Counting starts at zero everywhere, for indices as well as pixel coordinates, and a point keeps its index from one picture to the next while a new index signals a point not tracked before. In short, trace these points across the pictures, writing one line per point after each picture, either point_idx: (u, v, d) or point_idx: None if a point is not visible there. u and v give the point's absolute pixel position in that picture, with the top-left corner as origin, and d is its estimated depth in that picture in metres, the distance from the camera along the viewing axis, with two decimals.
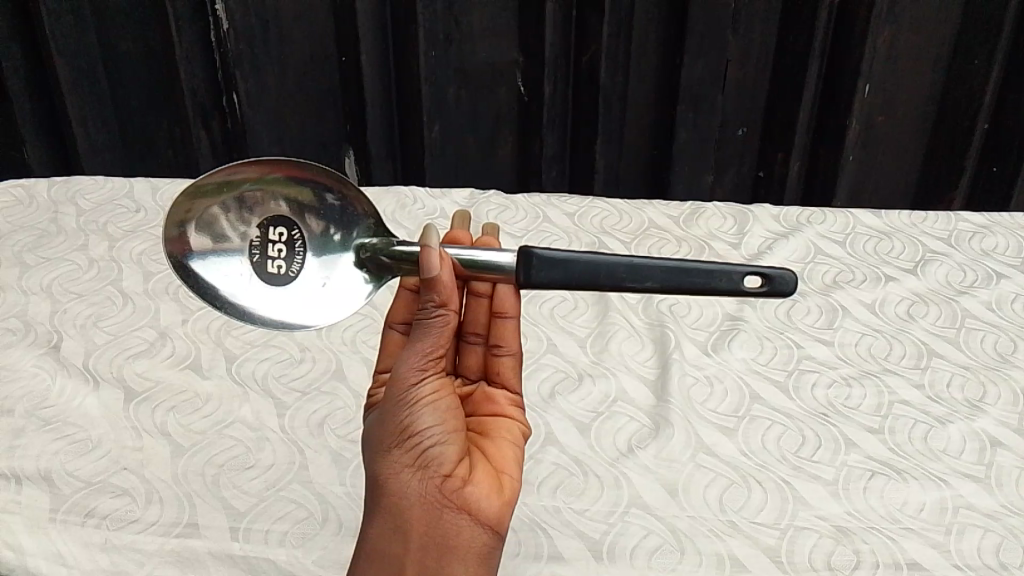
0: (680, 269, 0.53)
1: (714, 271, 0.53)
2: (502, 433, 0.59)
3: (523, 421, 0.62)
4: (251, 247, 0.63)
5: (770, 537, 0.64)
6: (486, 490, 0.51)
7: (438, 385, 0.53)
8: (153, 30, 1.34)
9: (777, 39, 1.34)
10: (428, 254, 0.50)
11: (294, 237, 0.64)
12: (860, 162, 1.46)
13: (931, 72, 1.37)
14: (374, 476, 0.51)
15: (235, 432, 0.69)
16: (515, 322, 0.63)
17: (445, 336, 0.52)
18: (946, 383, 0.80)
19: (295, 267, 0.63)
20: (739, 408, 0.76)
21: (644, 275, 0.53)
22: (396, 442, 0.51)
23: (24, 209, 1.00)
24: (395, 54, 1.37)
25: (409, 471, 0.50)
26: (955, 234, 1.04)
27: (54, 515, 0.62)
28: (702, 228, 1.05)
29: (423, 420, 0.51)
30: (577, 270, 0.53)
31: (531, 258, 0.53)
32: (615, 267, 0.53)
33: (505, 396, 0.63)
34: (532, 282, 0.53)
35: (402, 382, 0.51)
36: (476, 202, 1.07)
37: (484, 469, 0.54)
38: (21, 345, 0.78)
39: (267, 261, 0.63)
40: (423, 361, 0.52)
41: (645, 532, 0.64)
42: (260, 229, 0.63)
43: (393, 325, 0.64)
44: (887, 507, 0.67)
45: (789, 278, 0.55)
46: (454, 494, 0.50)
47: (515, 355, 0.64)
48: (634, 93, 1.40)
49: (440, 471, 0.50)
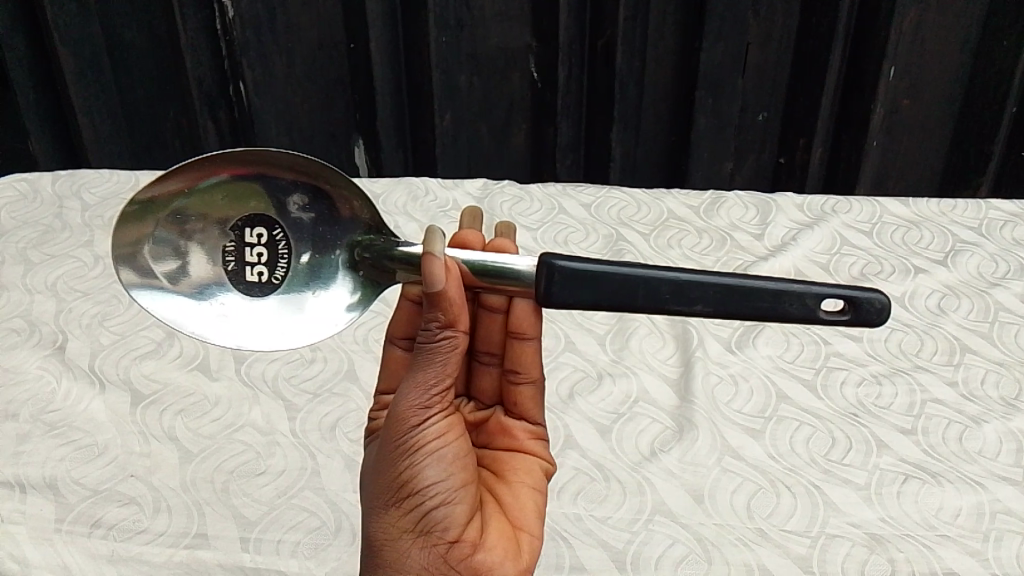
0: (738, 290, 0.49)
1: (781, 293, 0.49)
2: (520, 478, 0.58)
3: (545, 457, 0.61)
4: (226, 254, 0.59)
5: (801, 546, 0.61)
6: (499, 555, 0.51)
7: (443, 426, 0.51)
8: (158, 17, 1.31)
9: (800, 21, 1.30)
10: (433, 269, 0.48)
11: (275, 237, 0.60)
12: (884, 148, 1.42)
13: (959, 54, 1.32)
14: (376, 534, 0.50)
15: (246, 437, 0.67)
16: (535, 344, 0.60)
17: (451, 366, 0.50)
18: (981, 380, 0.77)
19: (278, 274, 0.60)
20: (766, 409, 0.73)
21: (693, 298, 0.49)
22: (397, 498, 0.50)
23: (29, 204, 0.98)
24: (406, 40, 1.34)
25: (412, 534, 0.50)
26: (986, 223, 1.01)
27: (59, 526, 0.60)
28: (724, 219, 1.02)
29: (428, 474, 0.50)
30: (610, 286, 0.49)
31: (555, 272, 0.49)
32: (657, 285, 0.49)
33: (524, 428, 0.61)
34: (561, 298, 0.49)
35: (405, 429, 0.50)
36: (490, 193, 1.05)
37: (499, 526, 0.53)
38: (26, 346, 0.76)
39: (245, 269, 0.60)
40: (427, 400, 0.50)
41: (671, 541, 0.61)
42: (230, 233, 0.59)
43: (396, 342, 0.62)
44: (923, 513, 0.64)
45: (881, 302, 0.50)
46: (461, 563, 0.50)
47: (536, 382, 0.62)
48: (652, 77, 1.36)
49: (446, 537, 0.50)
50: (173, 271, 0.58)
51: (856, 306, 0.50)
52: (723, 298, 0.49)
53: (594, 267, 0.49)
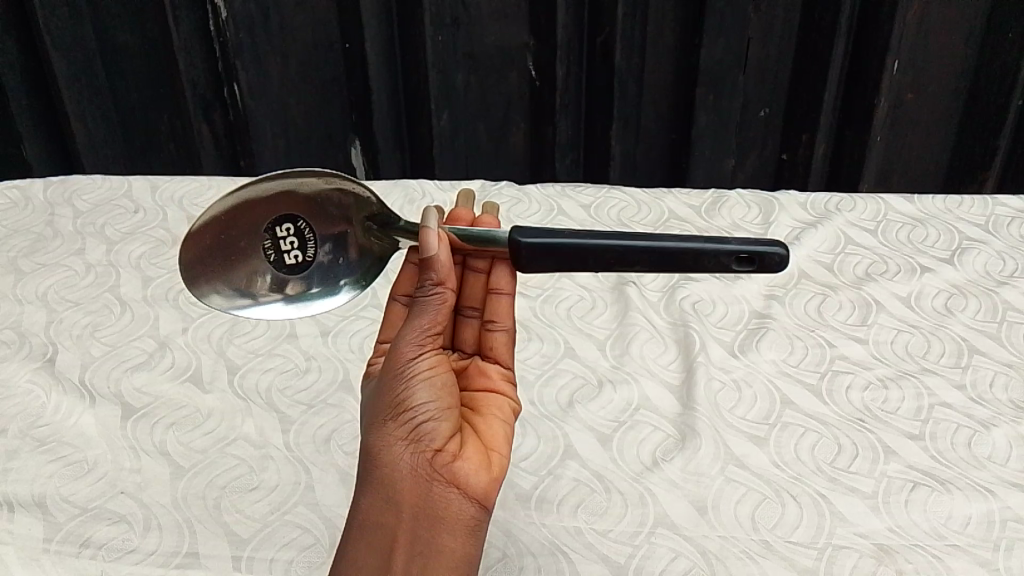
0: (665, 252, 0.54)
1: (700, 252, 0.54)
2: (493, 411, 0.58)
3: (515, 399, 0.61)
4: (265, 250, 0.64)
5: (808, 558, 0.60)
6: (478, 466, 0.51)
7: (435, 361, 0.53)
8: (150, 20, 1.30)
9: (801, 15, 1.28)
10: (426, 234, 0.53)
11: (301, 229, 0.64)
12: (888, 142, 1.40)
13: (964, 47, 1.30)
14: (368, 448, 0.50)
15: (238, 451, 0.66)
16: (510, 298, 0.63)
17: (443, 314, 0.53)
18: (989, 383, 0.75)
19: (311, 253, 0.65)
20: (770, 415, 0.72)
21: (627, 261, 0.55)
22: (390, 415, 0.51)
23: (21, 211, 0.96)
24: (401, 38, 1.32)
25: (402, 444, 0.50)
26: (992, 219, 0.99)
27: (48, 546, 0.59)
28: (725, 218, 1.00)
29: (418, 394, 0.51)
30: (564, 255, 0.56)
31: (521, 248, 0.56)
32: (600, 253, 0.55)
33: (498, 371, 0.62)
34: (525, 262, 0.57)
35: (400, 358, 0.52)
36: (488, 195, 1.03)
37: (476, 446, 0.53)
38: (15, 359, 0.75)
39: (284, 257, 0.64)
40: (421, 336, 0.52)
41: (673, 555, 0.60)
42: (265, 234, 0.64)
43: (397, 297, 0.64)
44: (932, 522, 0.63)
45: (785, 253, 0.54)
46: (445, 468, 0.49)
47: (508, 331, 0.64)
48: (652, 73, 1.34)
49: (432, 445, 0.50)
50: (227, 272, 0.64)
51: (768, 259, 0.54)
52: (656, 259, 0.55)
53: (552, 240, 0.56)
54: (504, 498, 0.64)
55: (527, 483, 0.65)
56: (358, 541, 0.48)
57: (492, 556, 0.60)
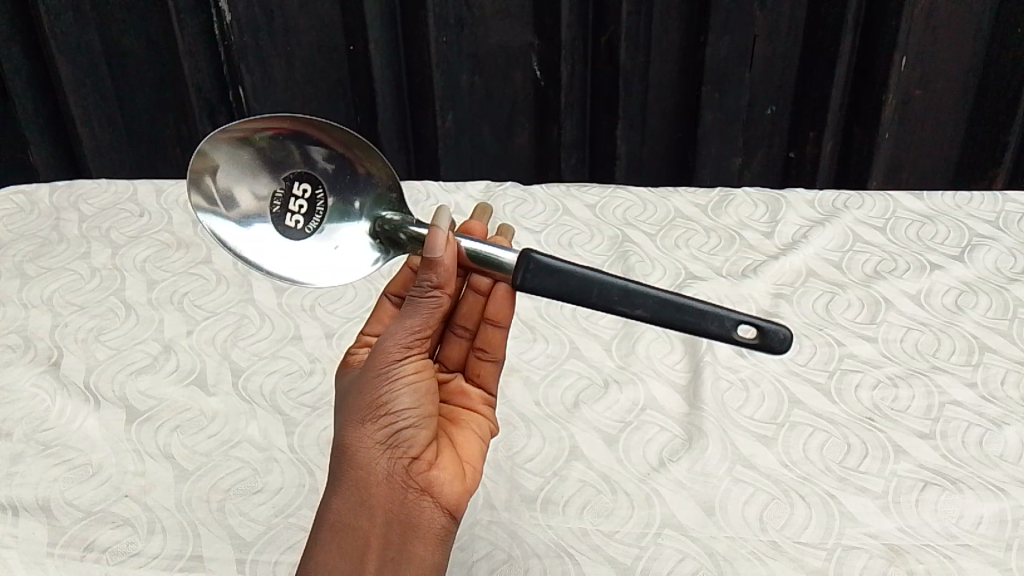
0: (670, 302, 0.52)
1: (704, 313, 0.52)
2: (472, 426, 0.60)
3: (493, 421, 0.62)
4: (274, 197, 0.64)
5: (816, 558, 0.59)
6: (451, 476, 0.53)
7: (419, 364, 0.53)
8: (155, 24, 1.30)
9: (807, 12, 1.27)
10: (435, 236, 0.52)
11: (316, 195, 0.65)
12: (896, 139, 1.39)
13: (972, 42, 1.29)
14: (342, 445, 0.51)
15: (242, 453, 0.65)
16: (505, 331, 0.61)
17: (435, 317, 0.53)
18: (1000, 381, 0.74)
19: (312, 224, 0.64)
20: (778, 415, 0.71)
21: (634, 303, 0.52)
22: (371, 415, 0.51)
23: (26, 216, 0.97)
24: (405, 40, 1.32)
25: (380, 447, 0.51)
26: (1002, 216, 0.98)
27: (52, 549, 0.59)
28: (732, 217, 0.99)
29: (400, 399, 0.52)
30: (572, 279, 0.52)
31: (531, 262, 0.53)
32: (606, 288, 0.52)
33: (479, 395, 0.63)
34: (521, 286, 0.53)
35: (386, 357, 0.52)
36: (493, 194, 1.03)
37: (450, 455, 0.55)
38: (20, 362, 0.75)
39: (286, 214, 0.64)
40: (409, 338, 0.52)
41: (680, 556, 0.59)
42: (282, 182, 0.64)
43: (388, 296, 0.64)
44: (943, 522, 0.62)
45: (787, 336, 0.53)
46: (420, 477, 0.51)
47: (498, 363, 0.63)
48: (657, 73, 1.34)
49: (409, 453, 0.51)
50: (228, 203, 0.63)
51: (768, 340, 0.53)
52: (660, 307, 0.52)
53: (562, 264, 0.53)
54: (510, 500, 0.64)
55: (533, 484, 0.65)
56: (329, 539, 0.50)
57: (498, 558, 0.60)
